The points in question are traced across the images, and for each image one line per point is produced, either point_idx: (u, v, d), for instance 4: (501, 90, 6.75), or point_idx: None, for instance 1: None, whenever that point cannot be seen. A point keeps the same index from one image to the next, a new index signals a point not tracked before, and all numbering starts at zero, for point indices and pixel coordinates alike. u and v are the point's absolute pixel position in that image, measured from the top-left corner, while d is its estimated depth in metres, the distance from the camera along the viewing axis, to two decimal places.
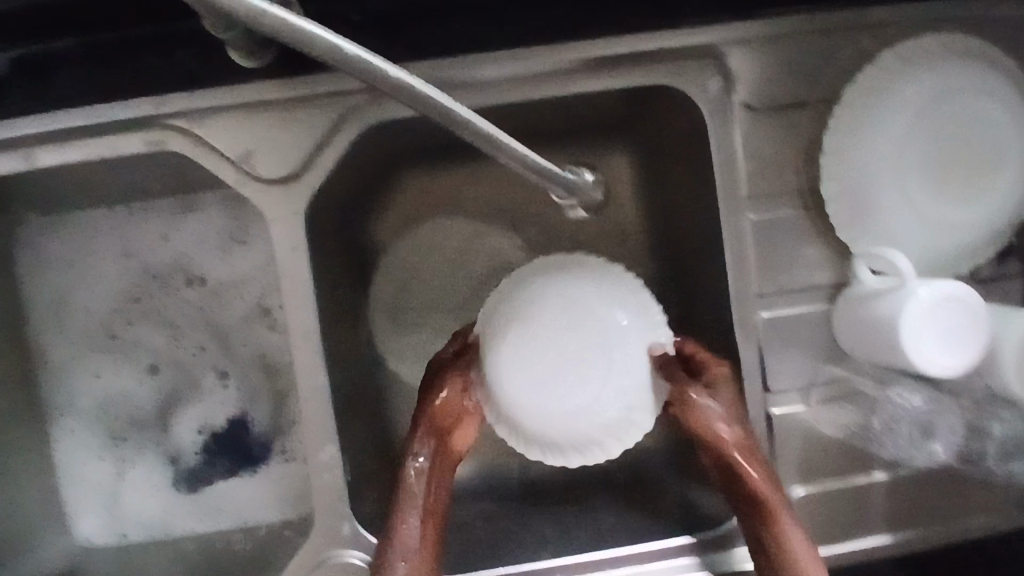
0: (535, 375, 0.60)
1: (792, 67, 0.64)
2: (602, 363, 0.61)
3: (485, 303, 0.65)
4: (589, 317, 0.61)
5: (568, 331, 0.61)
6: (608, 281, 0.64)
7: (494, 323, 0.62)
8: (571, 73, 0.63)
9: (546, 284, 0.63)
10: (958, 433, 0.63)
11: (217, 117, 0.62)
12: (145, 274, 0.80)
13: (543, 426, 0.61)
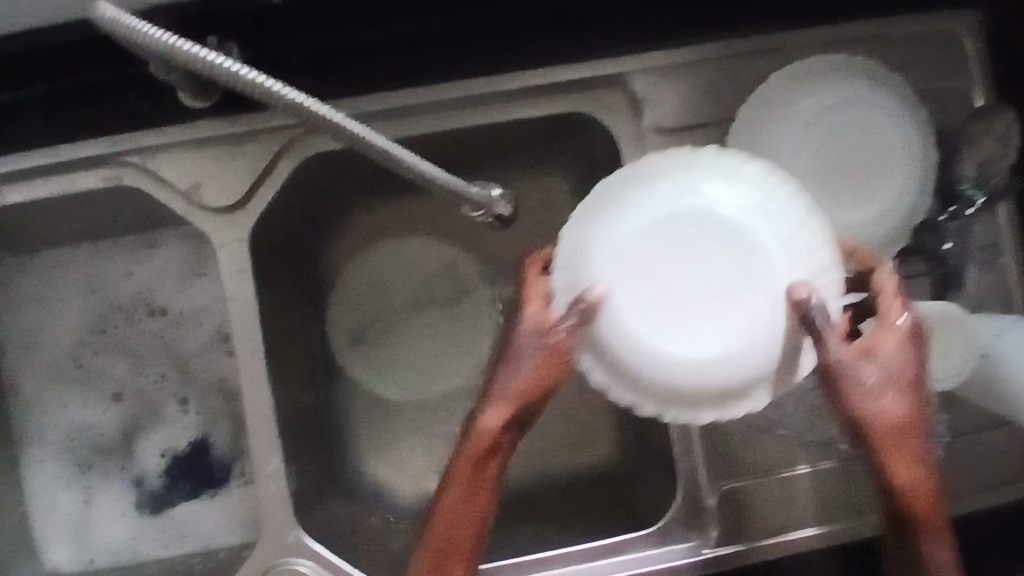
0: (662, 311, 0.51)
1: (695, 90, 0.70)
2: (742, 289, 0.51)
3: (582, 214, 0.54)
4: (726, 225, 0.51)
5: (709, 238, 0.51)
6: (721, 174, 0.53)
7: (602, 237, 0.52)
8: (488, 105, 0.70)
9: (664, 180, 0.52)
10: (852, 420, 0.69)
11: (169, 154, 0.68)
12: (111, 307, 0.85)
13: (674, 371, 0.51)
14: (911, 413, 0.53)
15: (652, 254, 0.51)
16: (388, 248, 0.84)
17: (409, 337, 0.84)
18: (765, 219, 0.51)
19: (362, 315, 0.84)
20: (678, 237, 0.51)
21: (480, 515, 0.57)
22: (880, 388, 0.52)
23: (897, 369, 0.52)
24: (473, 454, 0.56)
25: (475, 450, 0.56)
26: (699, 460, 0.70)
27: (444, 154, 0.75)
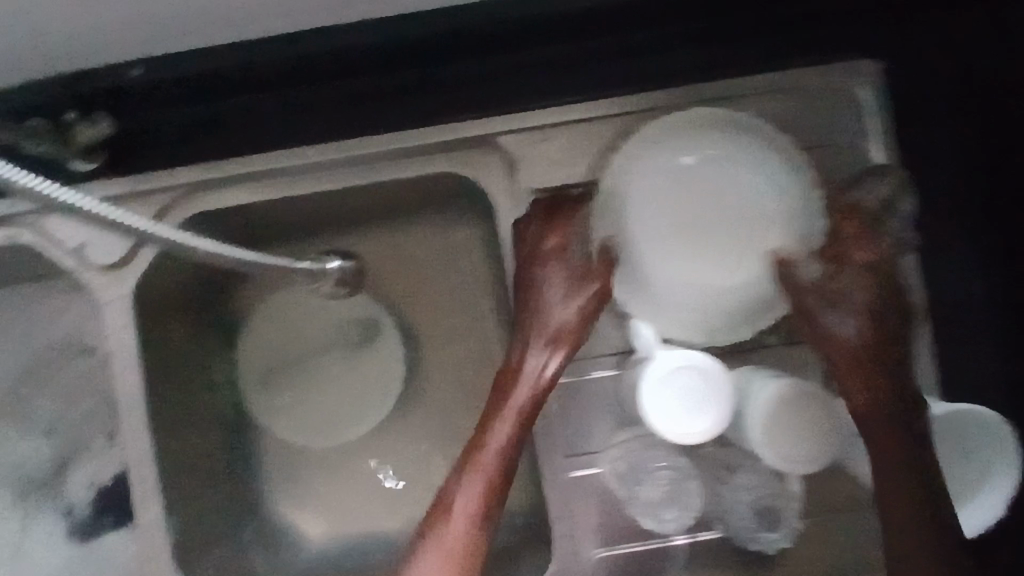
0: (665, 249, 0.66)
1: (570, 150, 0.69)
2: (735, 220, 0.67)
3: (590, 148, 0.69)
4: (723, 187, 0.67)
5: (702, 194, 0.67)
6: (726, 137, 0.67)
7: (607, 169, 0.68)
8: (367, 164, 0.69)
9: (682, 146, 0.68)
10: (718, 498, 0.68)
11: (59, 213, 0.71)
12: (43, 348, 0.90)
13: (654, 279, 0.66)
14: (872, 334, 0.64)
15: (653, 204, 0.67)
16: (299, 300, 0.83)
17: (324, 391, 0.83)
18: (738, 176, 0.67)
19: (275, 367, 0.83)
20: (717, 200, 0.67)
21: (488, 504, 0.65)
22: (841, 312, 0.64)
23: (856, 309, 0.64)
24: (489, 445, 0.65)
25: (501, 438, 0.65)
26: (573, 526, 0.68)
27: (336, 205, 0.75)
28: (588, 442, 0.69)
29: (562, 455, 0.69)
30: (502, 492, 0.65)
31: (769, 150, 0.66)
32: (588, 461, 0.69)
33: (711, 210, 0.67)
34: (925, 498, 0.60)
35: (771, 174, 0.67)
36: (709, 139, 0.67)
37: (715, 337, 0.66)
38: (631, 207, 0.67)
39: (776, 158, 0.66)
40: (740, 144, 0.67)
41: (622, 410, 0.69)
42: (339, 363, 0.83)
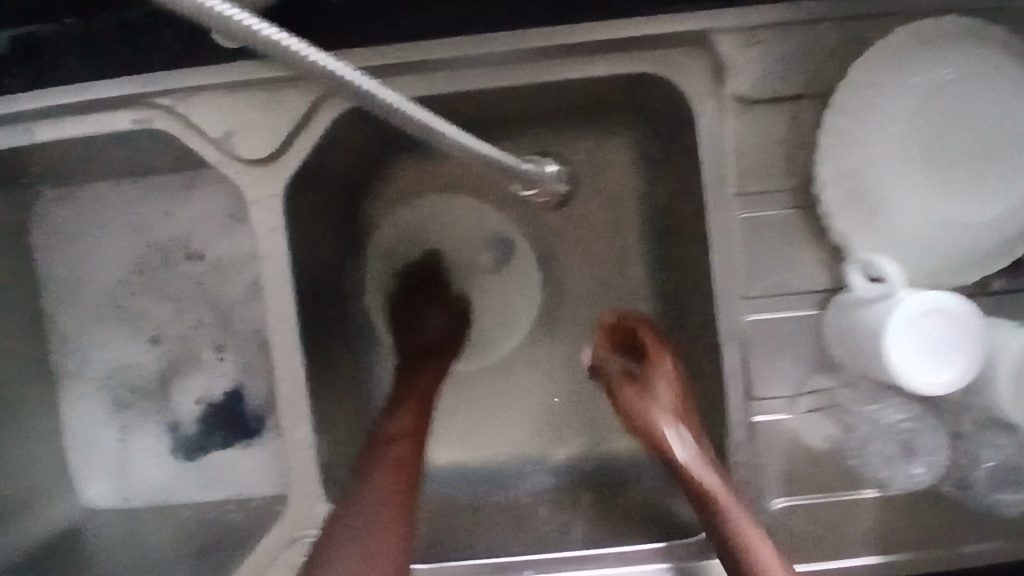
0: (901, 179, 0.57)
1: (790, 54, 0.59)
2: (989, 150, 0.56)
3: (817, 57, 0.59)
4: (980, 109, 0.56)
5: (957, 117, 0.56)
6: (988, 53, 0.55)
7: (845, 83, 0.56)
8: (554, 60, 0.62)
9: (937, 57, 0.56)
10: (934, 454, 0.64)
11: (200, 97, 0.63)
12: (151, 249, 0.83)
13: (880, 212, 0.57)
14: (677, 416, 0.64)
15: (895, 126, 0.56)
16: (428, 207, 0.82)
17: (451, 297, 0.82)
18: (1002, 97, 0.55)
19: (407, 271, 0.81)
20: (995, 117, 0.56)
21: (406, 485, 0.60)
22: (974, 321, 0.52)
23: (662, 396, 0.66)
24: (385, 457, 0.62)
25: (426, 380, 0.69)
26: (753, 472, 0.64)
27: (498, 107, 0.69)
28: (778, 386, 0.63)
29: (747, 397, 0.63)
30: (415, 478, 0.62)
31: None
32: (775, 405, 0.64)
33: (964, 134, 0.56)
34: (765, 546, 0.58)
35: None
36: (1007, 56, 0.56)
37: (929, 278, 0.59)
38: (868, 129, 0.56)
39: None
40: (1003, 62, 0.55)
41: (820, 353, 0.62)
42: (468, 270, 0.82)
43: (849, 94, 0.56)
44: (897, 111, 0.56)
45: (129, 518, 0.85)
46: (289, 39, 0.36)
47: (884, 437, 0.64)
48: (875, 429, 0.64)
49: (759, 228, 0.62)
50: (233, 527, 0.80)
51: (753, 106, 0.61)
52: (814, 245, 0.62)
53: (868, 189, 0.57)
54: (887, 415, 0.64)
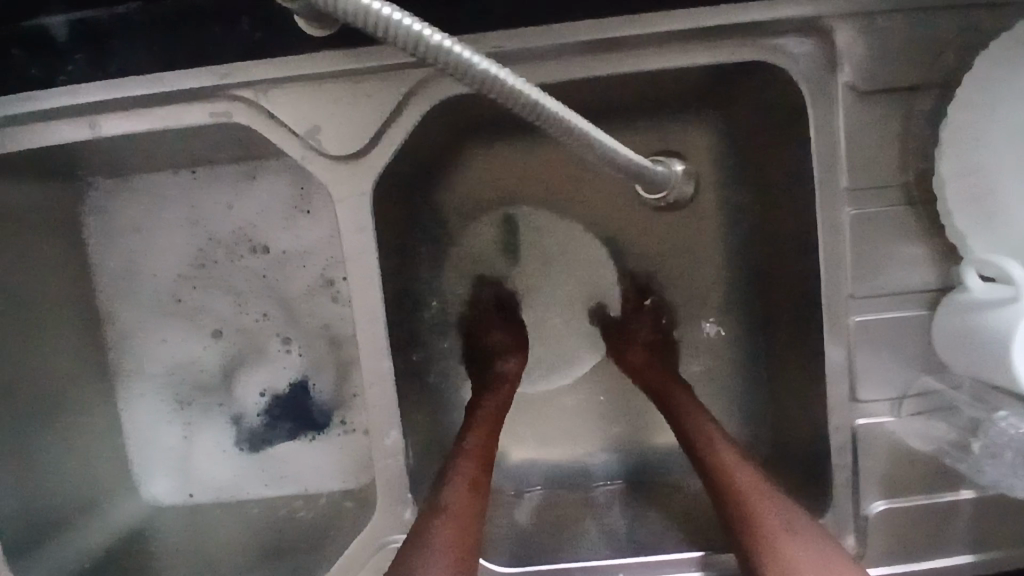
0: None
1: (911, 41, 0.56)
2: None
3: (939, 48, 0.56)
4: None
5: None
6: None
7: (978, 72, 0.53)
8: (660, 48, 0.58)
9: None
10: None
11: (282, 89, 0.60)
12: (211, 241, 0.81)
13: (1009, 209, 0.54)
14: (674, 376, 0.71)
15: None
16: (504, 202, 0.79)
17: (533, 295, 0.81)
18: None
19: (488, 270, 0.81)
20: None
21: (479, 468, 0.62)
22: None
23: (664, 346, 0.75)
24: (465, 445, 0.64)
25: (490, 398, 0.69)
26: (854, 475, 0.62)
27: (588, 97, 0.65)
28: (882, 388, 0.61)
29: (849, 399, 0.62)
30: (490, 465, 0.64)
31: None
32: (878, 408, 0.62)
33: None
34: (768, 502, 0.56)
35: None
36: None
37: None
38: (998, 119, 0.53)
39: None
40: None
41: (926, 354, 0.61)
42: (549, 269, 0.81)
43: (981, 82, 0.53)
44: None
45: (193, 514, 0.83)
46: (418, 24, 0.37)
47: (1011, 447, 0.56)
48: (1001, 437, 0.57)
49: (870, 224, 0.59)
50: (303, 524, 0.78)
51: (869, 97, 0.57)
52: (927, 242, 0.59)
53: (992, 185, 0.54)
54: (1010, 423, 0.56)
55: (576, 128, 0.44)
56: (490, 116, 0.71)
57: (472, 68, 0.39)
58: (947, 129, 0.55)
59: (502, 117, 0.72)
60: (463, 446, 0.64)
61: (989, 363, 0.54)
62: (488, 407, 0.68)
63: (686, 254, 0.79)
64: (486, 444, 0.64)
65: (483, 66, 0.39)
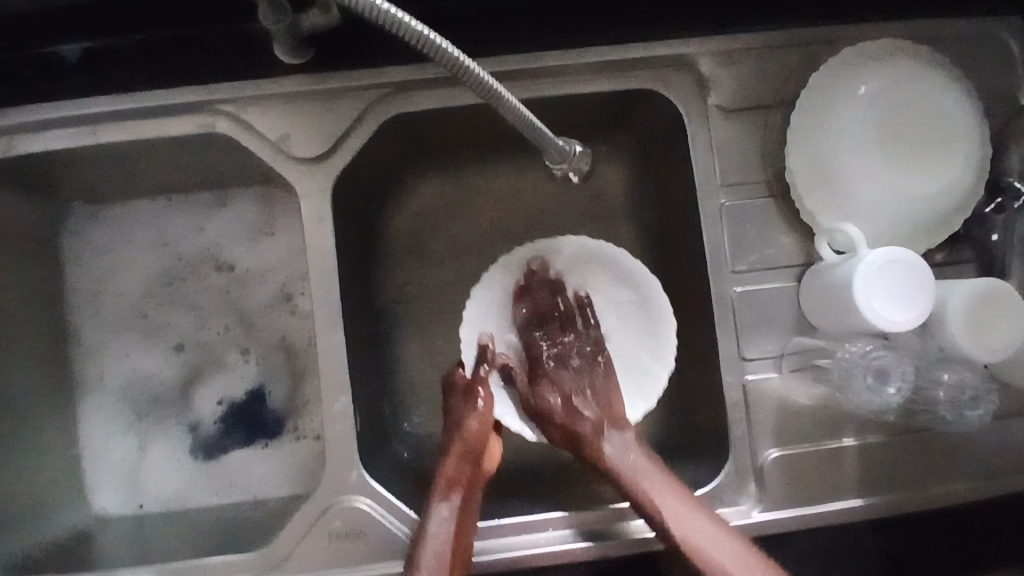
0: (864, 161, 0.69)
1: (758, 73, 0.73)
2: (931, 137, 0.69)
3: (782, 77, 0.73)
4: (920, 105, 0.69)
5: (906, 110, 0.69)
6: (916, 65, 0.70)
7: (811, 90, 0.71)
8: (568, 76, 0.73)
9: (883, 67, 0.70)
10: (910, 375, 0.67)
11: (259, 105, 0.72)
12: (180, 260, 0.89)
13: (848, 187, 0.69)
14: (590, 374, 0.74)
15: (863, 117, 0.69)
16: (454, 218, 0.88)
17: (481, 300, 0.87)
18: (936, 95, 0.70)
19: (437, 285, 0.87)
20: (929, 112, 0.69)
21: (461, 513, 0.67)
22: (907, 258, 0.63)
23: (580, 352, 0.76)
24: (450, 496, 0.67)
25: (452, 464, 0.69)
26: (750, 426, 0.72)
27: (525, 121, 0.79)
28: (766, 349, 0.73)
29: (740, 358, 0.73)
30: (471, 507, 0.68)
31: (948, 79, 0.71)
32: (764, 366, 0.73)
33: (911, 121, 0.69)
34: (711, 521, 0.65)
35: (952, 96, 0.70)
36: (928, 69, 0.71)
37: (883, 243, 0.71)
38: (829, 121, 0.70)
39: (954, 83, 0.71)
40: (931, 70, 0.70)
41: (799, 319, 0.73)
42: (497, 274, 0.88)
43: (814, 96, 0.71)
44: (860, 106, 0.69)
45: (141, 526, 0.85)
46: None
47: (860, 367, 0.68)
48: (852, 362, 0.69)
49: (742, 212, 0.73)
50: (252, 522, 0.82)
51: (731, 112, 0.73)
52: (791, 226, 0.73)
53: (836, 170, 0.70)
54: (867, 354, 0.68)
55: (491, 87, 0.58)
56: (442, 141, 0.82)
57: (408, 28, 0.53)
58: (795, 128, 0.70)
59: (453, 143, 0.83)
60: (442, 497, 0.67)
61: (843, 309, 0.66)
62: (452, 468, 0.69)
63: None
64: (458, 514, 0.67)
65: (418, 27, 0.53)
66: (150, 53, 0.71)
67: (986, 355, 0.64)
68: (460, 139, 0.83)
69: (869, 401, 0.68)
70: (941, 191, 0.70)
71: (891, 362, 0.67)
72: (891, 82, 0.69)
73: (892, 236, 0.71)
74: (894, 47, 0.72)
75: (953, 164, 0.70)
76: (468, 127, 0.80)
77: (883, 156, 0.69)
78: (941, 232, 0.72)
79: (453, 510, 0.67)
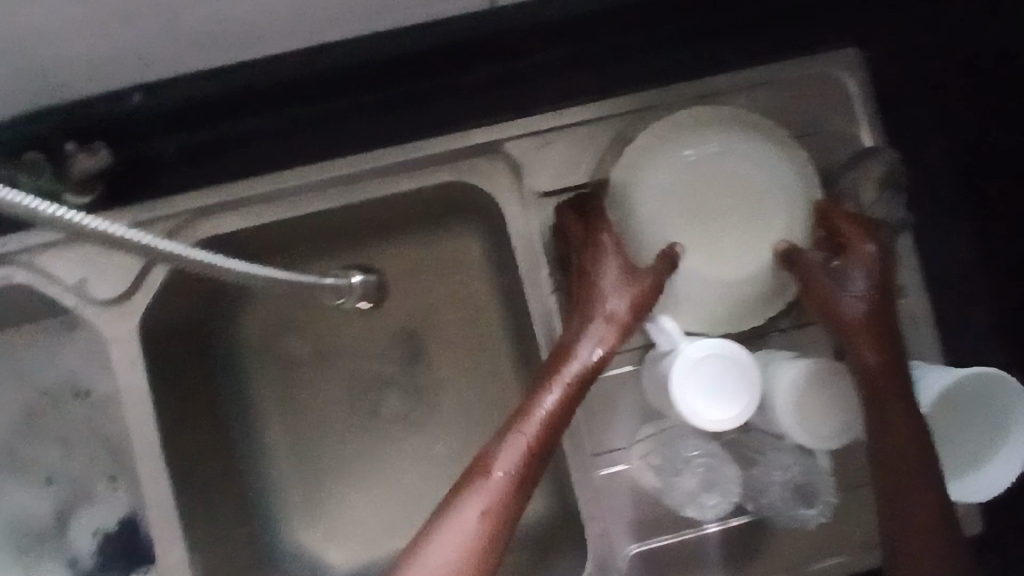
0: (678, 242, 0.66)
1: (572, 156, 0.70)
2: (751, 210, 0.67)
3: (596, 154, 0.70)
4: (736, 175, 0.68)
5: (723, 184, 0.67)
6: (735, 131, 0.68)
7: (625, 169, 0.68)
8: (380, 175, 0.70)
9: (697, 138, 0.68)
10: (737, 483, 0.67)
11: (54, 250, 0.69)
12: (40, 392, 0.87)
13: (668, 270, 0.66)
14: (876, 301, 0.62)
15: (676, 195, 0.67)
16: (308, 318, 0.83)
17: (351, 401, 0.83)
18: (755, 162, 0.68)
19: (298, 386, 0.83)
20: (747, 180, 0.68)
21: (528, 472, 0.60)
22: (725, 353, 0.59)
23: (864, 280, 0.63)
24: (534, 417, 0.61)
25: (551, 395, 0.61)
26: (603, 523, 0.69)
27: (358, 216, 0.75)
28: (614, 440, 0.69)
29: (589, 454, 0.69)
30: (538, 469, 0.61)
31: (769, 138, 0.68)
32: (614, 459, 0.69)
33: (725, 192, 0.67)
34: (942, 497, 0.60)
35: (774, 161, 0.68)
36: (745, 133, 0.68)
37: (713, 328, 0.67)
38: (639, 201, 0.67)
39: (777, 147, 0.68)
40: (752, 135, 0.68)
41: (646, 407, 0.69)
42: (365, 376, 0.84)
43: (626, 176, 0.68)
44: (668, 182, 0.67)
45: None
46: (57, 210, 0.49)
47: (691, 472, 0.67)
48: (683, 464, 0.68)
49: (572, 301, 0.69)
50: None
51: (549, 196, 0.69)
52: None
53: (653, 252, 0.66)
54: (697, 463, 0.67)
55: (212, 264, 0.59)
56: (277, 238, 0.75)
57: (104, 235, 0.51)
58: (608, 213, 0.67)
59: (298, 235, 0.76)
60: (512, 437, 0.61)
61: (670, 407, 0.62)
62: (514, 468, 0.60)
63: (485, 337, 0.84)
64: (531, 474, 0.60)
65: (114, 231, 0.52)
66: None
67: (830, 446, 0.61)
68: (299, 235, 0.76)
69: (695, 506, 0.67)
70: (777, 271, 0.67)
71: (719, 469, 0.68)
72: (704, 151, 0.68)
73: (726, 319, 0.67)
74: (715, 111, 0.69)
75: (775, 232, 0.67)
76: (302, 225, 0.74)
77: (699, 231, 0.66)
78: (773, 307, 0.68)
79: (518, 459, 0.60)
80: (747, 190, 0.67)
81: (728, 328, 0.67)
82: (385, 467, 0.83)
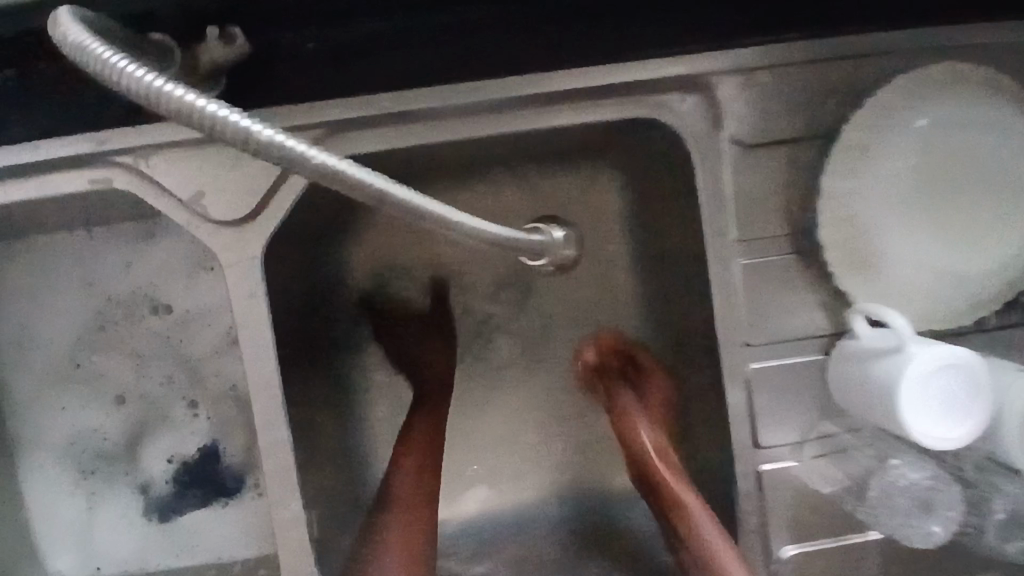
0: (897, 227, 0.60)
1: (785, 103, 0.58)
2: (985, 197, 0.60)
3: (814, 104, 0.59)
4: (976, 152, 0.59)
5: (961, 163, 0.59)
6: (986, 100, 0.58)
7: (856, 133, 0.58)
8: (556, 100, 0.58)
9: (943, 105, 0.58)
10: (957, 510, 0.59)
11: (164, 154, 0.58)
12: (111, 303, 0.78)
13: (886, 257, 0.60)
14: None
15: (908, 173, 0.59)
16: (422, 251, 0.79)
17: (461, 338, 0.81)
18: (1001, 138, 0.59)
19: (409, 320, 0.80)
20: (990, 161, 0.59)
21: (419, 524, 0.66)
22: (961, 360, 0.52)
23: None
24: (392, 491, 0.67)
25: (417, 426, 0.71)
26: (761, 522, 0.62)
27: (505, 150, 0.67)
28: (784, 434, 0.62)
29: (752, 446, 0.62)
30: (421, 512, 0.66)
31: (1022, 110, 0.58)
32: (782, 454, 0.62)
33: (960, 172, 0.59)
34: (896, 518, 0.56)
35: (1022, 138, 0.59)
36: (997, 101, 0.58)
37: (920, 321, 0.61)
38: (863, 174, 0.59)
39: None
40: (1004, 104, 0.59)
41: (825, 399, 0.61)
42: (474, 319, 0.81)
43: (853, 141, 0.58)
44: (900, 157, 0.59)
45: None
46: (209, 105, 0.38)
47: (904, 493, 0.60)
48: (896, 485, 0.60)
49: (762, 271, 0.60)
50: None
51: (750, 147, 0.59)
52: (817, 289, 0.61)
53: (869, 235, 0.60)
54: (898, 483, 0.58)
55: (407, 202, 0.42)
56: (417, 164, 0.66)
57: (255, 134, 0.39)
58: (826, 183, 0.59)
59: (432, 162, 0.67)
60: (396, 467, 0.69)
61: (880, 411, 0.55)
62: (393, 530, 0.65)
63: (612, 286, 0.79)
64: (411, 493, 0.67)
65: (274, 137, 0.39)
66: (43, 91, 0.58)
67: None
68: (434, 162, 0.67)
69: (909, 531, 0.60)
70: (984, 271, 0.61)
71: (937, 493, 0.59)
72: (947, 122, 0.59)
73: (935, 310, 0.61)
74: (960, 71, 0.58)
75: (1005, 222, 0.60)
76: (444, 153, 0.65)
77: (926, 217, 0.60)
78: (988, 303, 0.62)
79: (403, 515, 0.66)
80: (988, 172, 0.59)
81: (938, 321, 0.61)
82: (484, 411, 0.80)
